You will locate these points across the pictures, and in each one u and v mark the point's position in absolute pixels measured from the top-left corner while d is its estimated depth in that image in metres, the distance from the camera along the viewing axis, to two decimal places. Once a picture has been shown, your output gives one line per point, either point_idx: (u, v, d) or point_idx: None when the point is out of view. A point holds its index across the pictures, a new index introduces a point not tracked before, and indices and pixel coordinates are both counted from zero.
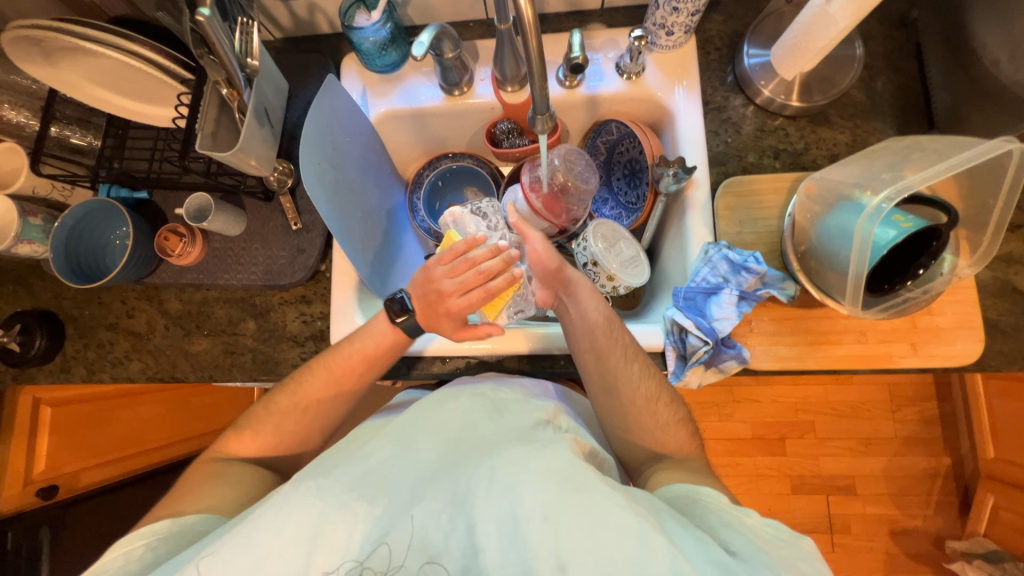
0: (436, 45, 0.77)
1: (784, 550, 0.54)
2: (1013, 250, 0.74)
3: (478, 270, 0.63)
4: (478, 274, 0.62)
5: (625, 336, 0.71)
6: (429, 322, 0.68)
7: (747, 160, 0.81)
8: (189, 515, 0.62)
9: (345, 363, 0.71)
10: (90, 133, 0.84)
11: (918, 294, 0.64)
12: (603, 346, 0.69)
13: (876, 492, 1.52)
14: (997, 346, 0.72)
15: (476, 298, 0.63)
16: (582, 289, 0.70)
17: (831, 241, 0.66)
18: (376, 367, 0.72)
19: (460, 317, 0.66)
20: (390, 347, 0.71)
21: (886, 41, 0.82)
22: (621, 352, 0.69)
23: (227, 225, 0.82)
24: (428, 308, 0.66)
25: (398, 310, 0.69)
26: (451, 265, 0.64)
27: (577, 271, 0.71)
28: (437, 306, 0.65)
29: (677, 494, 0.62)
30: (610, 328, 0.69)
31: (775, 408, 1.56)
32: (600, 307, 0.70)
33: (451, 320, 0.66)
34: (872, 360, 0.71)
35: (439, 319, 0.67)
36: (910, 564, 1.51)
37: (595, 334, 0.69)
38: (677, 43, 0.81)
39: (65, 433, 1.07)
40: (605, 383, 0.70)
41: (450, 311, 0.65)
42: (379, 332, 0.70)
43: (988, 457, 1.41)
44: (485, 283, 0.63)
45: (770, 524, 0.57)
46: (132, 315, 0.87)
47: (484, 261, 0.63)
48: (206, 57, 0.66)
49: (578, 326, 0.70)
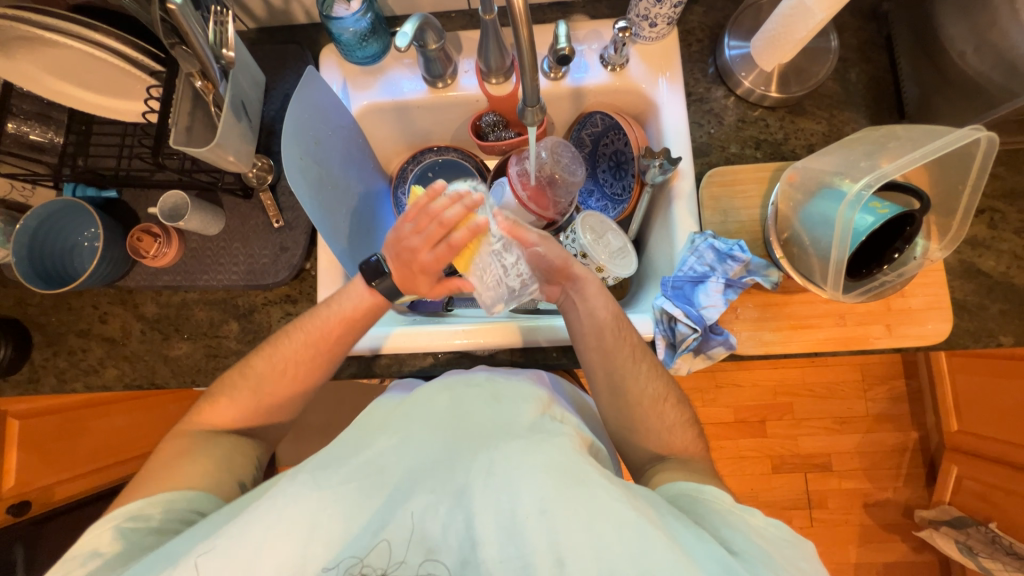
0: (419, 36, 0.76)
1: (787, 552, 0.56)
2: (978, 233, 0.78)
3: (439, 223, 0.60)
4: (440, 226, 0.60)
5: (633, 334, 0.72)
6: (406, 284, 0.68)
7: (730, 151, 0.83)
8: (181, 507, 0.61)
9: (323, 325, 0.70)
10: (50, 130, 0.79)
11: (893, 278, 0.67)
12: (611, 343, 0.70)
13: (851, 467, 1.60)
14: (963, 325, 0.76)
15: (444, 254, 0.62)
16: (590, 286, 0.71)
17: (814, 228, 0.68)
18: (355, 327, 0.71)
19: (433, 274, 0.65)
20: (366, 306, 0.70)
21: (859, 33, 0.85)
22: (629, 350, 0.71)
23: (205, 224, 0.79)
24: (403, 268, 0.66)
25: (373, 271, 0.68)
26: (416, 221, 0.62)
27: (585, 268, 0.72)
28: (411, 263, 0.64)
29: (680, 491, 0.63)
30: (618, 327, 0.70)
31: (756, 392, 1.62)
32: (608, 305, 0.71)
33: (427, 276, 0.65)
34: (851, 341, 0.74)
35: (415, 279, 0.66)
36: (882, 533, 1.59)
37: (602, 332, 0.70)
38: (660, 34, 0.81)
39: (36, 445, 1.03)
40: (611, 382, 0.71)
41: (423, 268, 0.64)
42: (358, 292, 0.70)
43: (952, 429, 1.49)
44: (449, 237, 0.61)
45: (774, 526, 0.58)
46: (105, 320, 0.84)
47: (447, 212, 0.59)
48: (178, 47, 0.63)
49: (585, 325, 0.71)
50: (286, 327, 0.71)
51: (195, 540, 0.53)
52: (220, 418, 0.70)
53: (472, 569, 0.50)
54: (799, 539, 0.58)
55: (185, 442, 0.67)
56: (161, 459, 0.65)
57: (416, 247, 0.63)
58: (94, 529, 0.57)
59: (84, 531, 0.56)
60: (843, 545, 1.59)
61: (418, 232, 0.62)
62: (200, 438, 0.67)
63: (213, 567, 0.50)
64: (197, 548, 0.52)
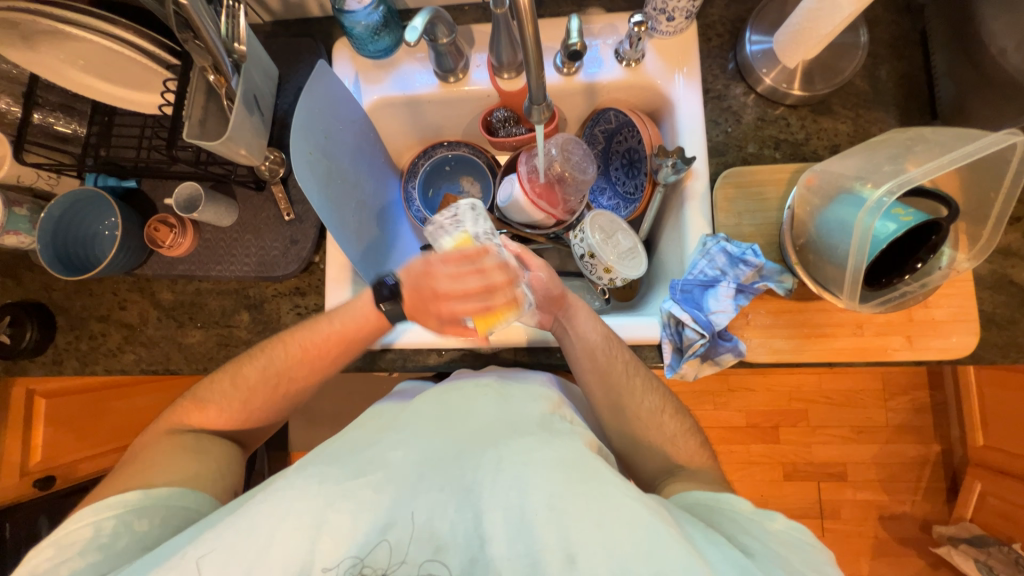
0: (430, 30, 0.75)
1: (809, 559, 0.55)
2: (1012, 242, 0.74)
3: (482, 280, 0.61)
4: (480, 286, 0.61)
5: (625, 352, 0.72)
6: (417, 314, 0.69)
7: (747, 151, 0.80)
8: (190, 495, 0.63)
9: (319, 342, 0.71)
10: (74, 120, 0.82)
11: (916, 288, 0.64)
12: (604, 364, 0.70)
13: (867, 479, 1.55)
14: (991, 338, 0.72)
15: (472, 308, 0.62)
16: (581, 314, 0.72)
17: (830, 234, 0.65)
18: (350, 347, 0.72)
19: (446, 318, 0.66)
20: (365, 322, 0.71)
21: (892, 27, 0.80)
22: (622, 368, 0.70)
23: (218, 216, 0.80)
24: (419, 300, 0.66)
25: (386, 295, 0.69)
26: (457, 268, 0.62)
27: (577, 297, 0.73)
28: (430, 298, 0.65)
29: (697, 501, 0.62)
30: (609, 346, 0.70)
31: (769, 396, 1.58)
32: (598, 327, 0.71)
33: (439, 318, 0.66)
34: (868, 352, 0.71)
35: (427, 314, 0.68)
36: (897, 548, 1.54)
37: (594, 354, 0.70)
38: (678, 29, 0.79)
39: (60, 423, 1.07)
40: (610, 400, 0.71)
41: (439, 310, 0.65)
42: (361, 313, 0.71)
43: (978, 444, 1.43)
44: (486, 300, 0.61)
45: (795, 531, 0.57)
46: (124, 307, 0.86)
47: (490, 275, 0.61)
48: (192, 42, 0.63)
49: (578, 348, 0.71)
50: (280, 339, 0.72)
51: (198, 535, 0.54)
52: (227, 401, 0.71)
53: (479, 568, 0.50)
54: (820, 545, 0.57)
55: (188, 440, 0.69)
56: (162, 453, 0.67)
57: (445, 294, 0.63)
58: (97, 516, 0.59)
59: (80, 519, 0.58)
60: (856, 557, 1.55)
61: (452, 278, 0.62)
62: (195, 438, 0.70)
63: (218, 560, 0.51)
64: (200, 545, 0.53)
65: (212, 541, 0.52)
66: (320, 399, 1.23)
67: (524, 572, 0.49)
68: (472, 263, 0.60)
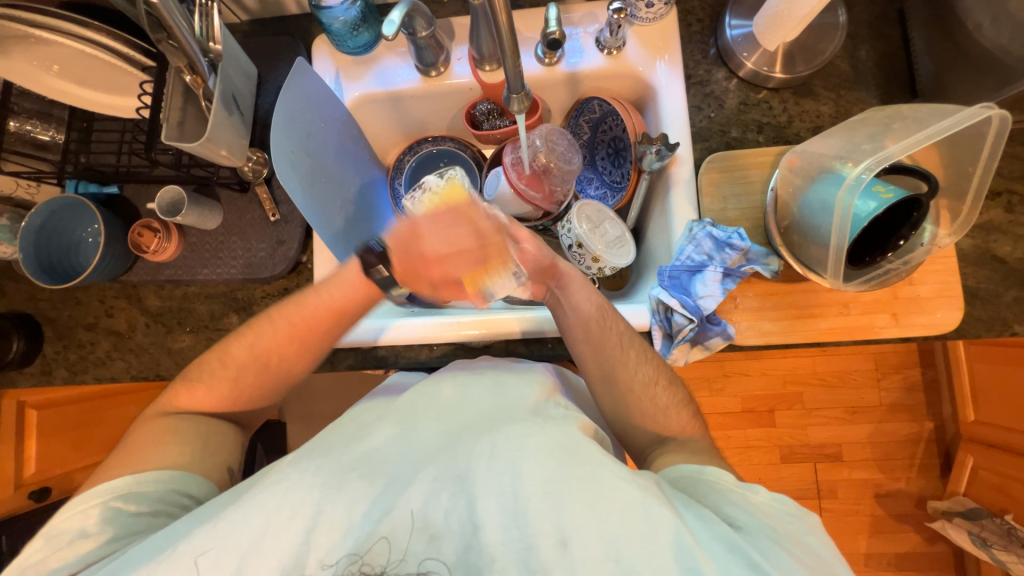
0: (407, 23, 0.74)
1: (791, 528, 0.55)
2: (993, 217, 0.75)
3: (474, 236, 0.64)
4: (475, 240, 0.64)
5: (620, 323, 0.71)
6: (407, 279, 0.67)
7: (731, 135, 0.80)
8: (194, 487, 0.63)
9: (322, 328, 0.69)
10: (51, 127, 0.80)
11: (899, 265, 0.65)
12: (598, 335, 0.69)
13: (862, 458, 1.57)
14: (976, 313, 0.73)
15: (466, 266, 0.65)
16: (573, 283, 0.71)
17: (814, 215, 0.66)
18: (341, 318, 0.71)
19: (440, 280, 0.66)
20: (359, 299, 0.70)
21: (870, 7, 0.80)
22: (617, 338, 0.69)
23: (202, 218, 0.79)
24: (407, 262, 0.65)
25: (374, 261, 0.67)
26: (445, 225, 0.63)
27: (570, 264, 0.72)
28: (420, 262, 0.65)
29: (680, 473, 0.62)
30: (604, 318, 0.69)
31: (764, 381, 1.59)
32: (591, 298, 0.70)
33: (434, 283, 0.66)
34: (856, 332, 0.72)
35: (418, 277, 0.66)
36: (893, 524, 1.57)
37: (588, 325, 0.69)
38: (657, 15, 0.79)
39: (52, 434, 1.07)
40: (603, 372, 0.70)
41: (433, 273, 0.65)
42: (351, 283, 0.69)
43: (969, 419, 1.45)
44: (481, 253, 0.65)
45: (778, 501, 0.58)
46: (111, 314, 0.86)
47: (483, 227, 0.64)
48: (165, 42, 0.62)
49: (571, 319, 0.70)
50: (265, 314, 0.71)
51: (193, 524, 0.54)
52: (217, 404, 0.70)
53: (475, 553, 0.50)
54: (805, 512, 0.58)
55: (178, 425, 0.67)
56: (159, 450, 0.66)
57: (440, 254, 0.64)
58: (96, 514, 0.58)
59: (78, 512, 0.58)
60: (853, 535, 1.57)
61: (444, 238, 0.64)
62: (187, 420, 0.68)
63: (216, 550, 0.52)
64: (194, 545, 0.52)
65: (208, 540, 0.52)
66: (315, 401, 1.23)
67: (520, 556, 0.50)
68: (465, 215, 0.63)
